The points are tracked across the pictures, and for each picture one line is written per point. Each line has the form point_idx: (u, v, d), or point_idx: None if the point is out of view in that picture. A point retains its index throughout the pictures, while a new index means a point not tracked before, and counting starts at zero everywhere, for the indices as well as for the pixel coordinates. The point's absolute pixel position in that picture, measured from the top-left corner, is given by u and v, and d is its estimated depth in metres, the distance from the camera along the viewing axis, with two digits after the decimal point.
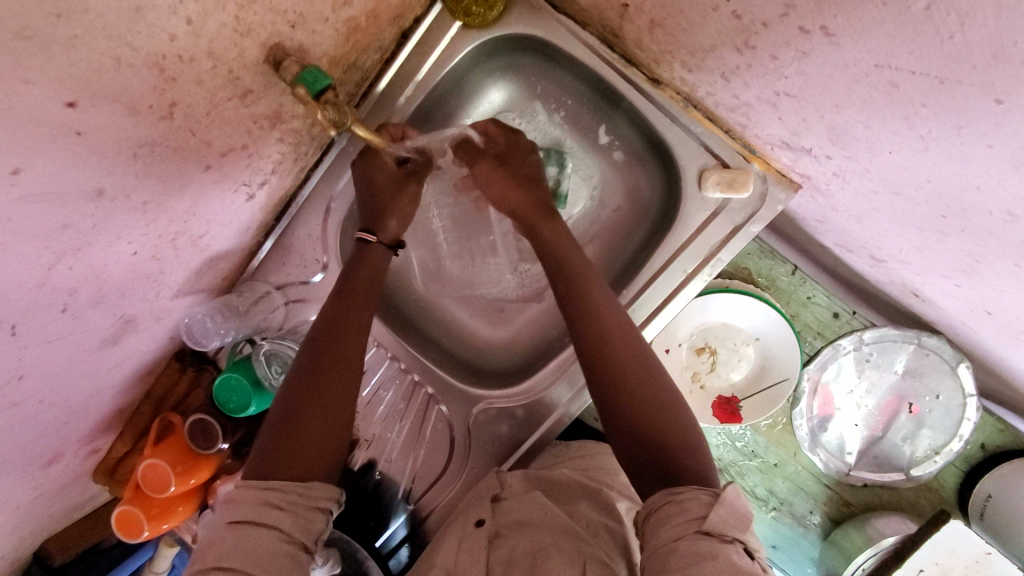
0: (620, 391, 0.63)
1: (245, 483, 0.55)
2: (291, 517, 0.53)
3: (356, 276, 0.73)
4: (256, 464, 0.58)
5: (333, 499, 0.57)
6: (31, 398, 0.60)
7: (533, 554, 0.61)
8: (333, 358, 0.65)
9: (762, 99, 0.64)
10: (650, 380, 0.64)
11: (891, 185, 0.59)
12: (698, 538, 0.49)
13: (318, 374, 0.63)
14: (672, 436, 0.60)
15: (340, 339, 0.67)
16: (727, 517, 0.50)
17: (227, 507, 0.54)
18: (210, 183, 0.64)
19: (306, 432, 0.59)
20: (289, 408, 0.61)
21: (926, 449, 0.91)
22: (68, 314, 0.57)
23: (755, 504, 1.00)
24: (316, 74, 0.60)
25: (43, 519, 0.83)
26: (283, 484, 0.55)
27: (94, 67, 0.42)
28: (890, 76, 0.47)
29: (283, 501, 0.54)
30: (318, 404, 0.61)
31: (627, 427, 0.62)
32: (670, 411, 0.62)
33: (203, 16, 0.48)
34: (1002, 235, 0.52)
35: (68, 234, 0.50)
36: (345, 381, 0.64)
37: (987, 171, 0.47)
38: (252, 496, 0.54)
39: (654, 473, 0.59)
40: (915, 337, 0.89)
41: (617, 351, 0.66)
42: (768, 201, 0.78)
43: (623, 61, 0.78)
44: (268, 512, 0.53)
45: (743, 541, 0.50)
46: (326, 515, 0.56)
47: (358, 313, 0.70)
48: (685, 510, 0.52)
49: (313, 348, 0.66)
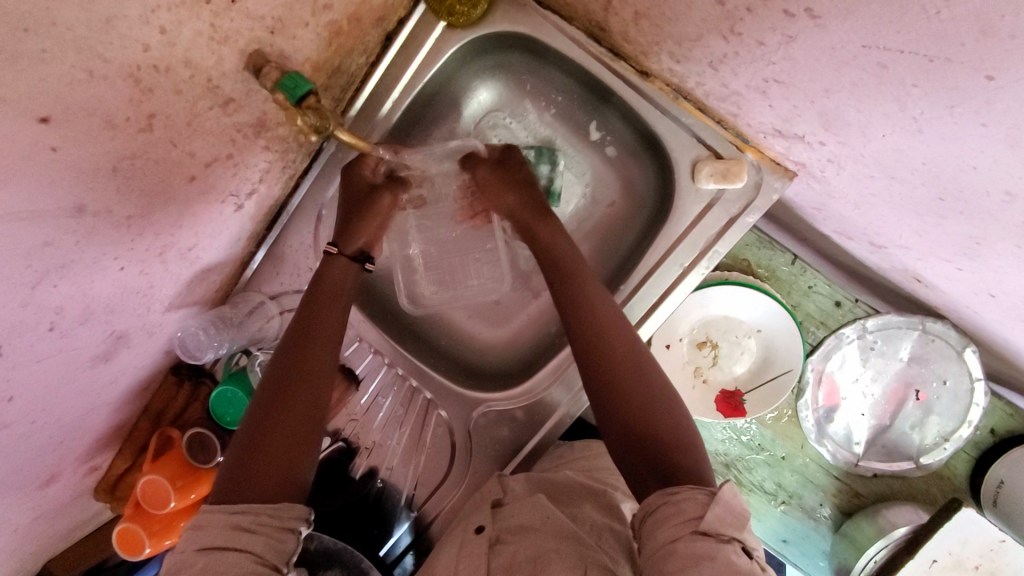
0: (613, 386, 0.63)
1: (214, 507, 0.54)
2: (262, 538, 0.52)
3: (321, 285, 0.73)
4: (223, 485, 0.57)
5: (302, 519, 0.56)
6: (23, 418, 0.60)
7: (534, 560, 0.60)
8: (300, 374, 0.65)
9: (751, 87, 0.63)
10: (642, 376, 0.63)
11: (886, 170, 0.58)
12: (695, 539, 0.48)
13: (285, 390, 0.63)
14: (664, 430, 0.59)
15: (302, 356, 0.66)
16: (724, 515, 0.49)
17: (195, 533, 0.52)
18: (196, 195, 0.63)
19: (275, 451, 0.59)
20: (257, 428, 0.60)
21: (936, 436, 0.90)
22: (56, 332, 0.56)
23: (764, 498, 0.98)
24: (297, 80, 0.60)
25: (44, 538, 0.83)
26: (256, 506, 0.54)
27: (66, 79, 0.41)
28: (879, 57, 0.45)
29: (253, 523, 0.53)
30: (285, 421, 0.61)
31: (622, 425, 0.61)
32: (662, 408, 0.61)
33: (177, 25, 0.48)
34: (1002, 216, 0.50)
35: (50, 252, 0.49)
36: (313, 400, 0.64)
37: (982, 152, 0.46)
38: (223, 518, 0.52)
39: (648, 469, 0.57)
40: (919, 323, 0.88)
41: (611, 348, 0.65)
42: (764, 190, 0.76)
43: (610, 55, 0.78)
44: (237, 535, 0.51)
45: (741, 541, 0.48)
46: (296, 535, 0.55)
47: (329, 330, 0.70)
48: (682, 511, 0.51)
49: (282, 364, 0.66)
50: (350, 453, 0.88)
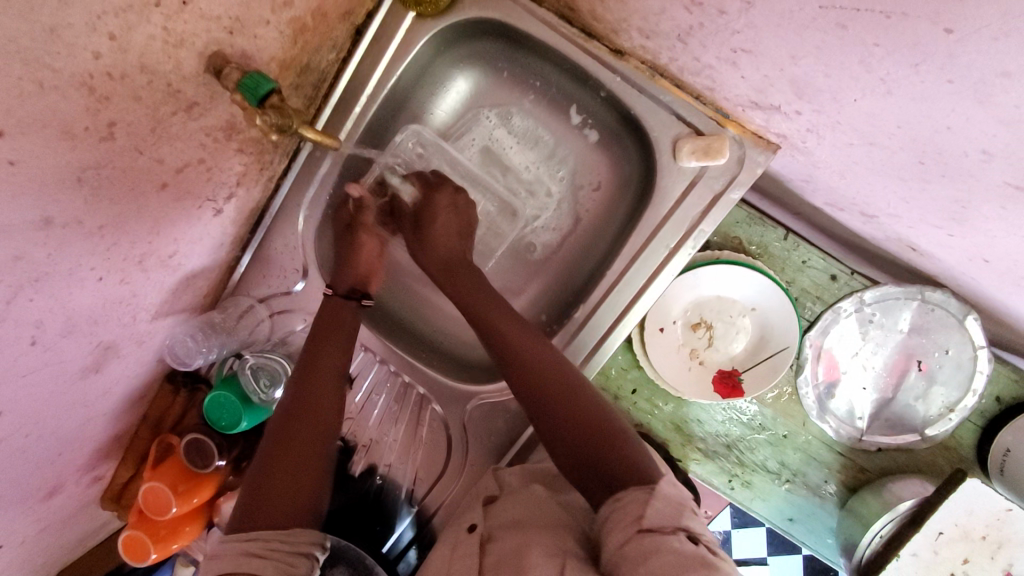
0: (541, 404, 0.66)
1: (231, 536, 0.55)
2: (272, 563, 0.52)
3: (319, 321, 0.76)
4: (238, 517, 0.58)
5: (317, 544, 0.57)
6: (14, 432, 0.60)
7: (516, 552, 0.57)
8: (307, 407, 0.67)
9: (722, 59, 0.61)
10: (566, 395, 0.66)
11: (865, 135, 0.56)
12: (641, 537, 0.49)
13: (291, 424, 0.65)
14: (594, 433, 0.62)
15: (309, 392, 0.68)
16: (662, 509, 0.51)
17: (211, 563, 0.53)
18: (169, 202, 0.63)
19: (284, 478, 0.60)
20: (269, 463, 0.62)
21: (940, 407, 0.88)
22: (38, 346, 0.56)
23: (768, 478, 0.95)
24: (258, 79, 0.59)
25: (54, 549, 0.84)
26: (266, 533, 0.55)
27: (15, 93, 0.41)
28: (838, 18, 0.44)
29: (263, 549, 0.53)
30: (292, 451, 0.63)
31: (560, 439, 0.64)
32: (586, 415, 0.64)
33: (127, 31, 0.48)
34: (983, 177, 0.49)
35: (21, 266, 0.49)
36: (317, 429, 0.66)
37: (954, 110, 0.44)
38: (234, 548, 0.53)
39: (588, 473, 0.61)
40: (917, 293, 0.87)
41: (530, 369, 0.68)
42: (747, 165, 0.75)
43: (582, 35, 0.76)
44: (248, 560, 0.52)
45: (686, 529, 0.50)
46: (310, 560, 0.55)
47: (330, 361, 0.72)
48: (626, 512, 0.53)
49: (290, 397, 0.68)
50: (348, 451, 0.88)
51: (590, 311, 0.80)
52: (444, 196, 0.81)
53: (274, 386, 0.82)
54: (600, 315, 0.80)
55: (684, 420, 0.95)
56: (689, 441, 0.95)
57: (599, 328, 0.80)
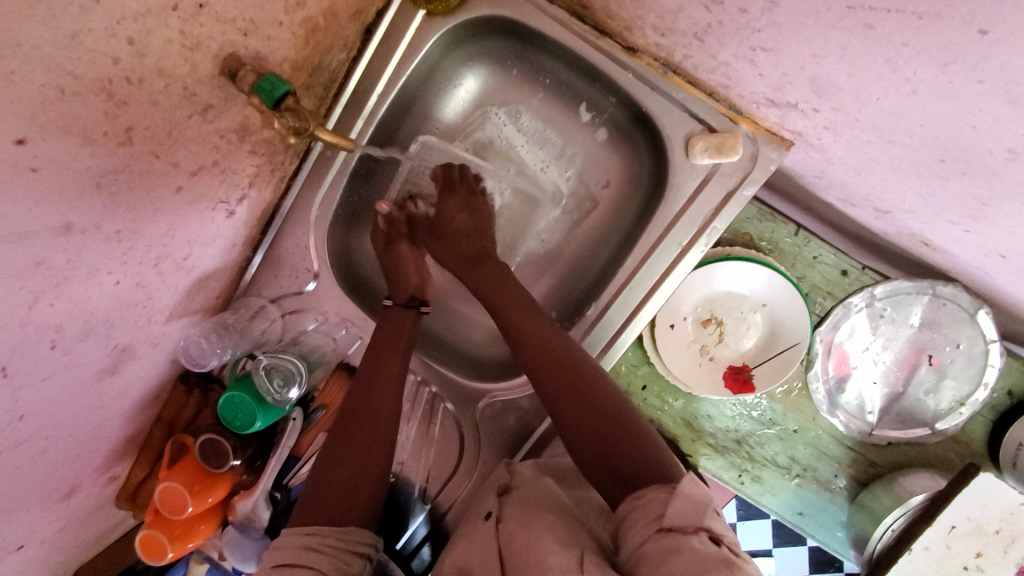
0: (559, 399, 0.67)
1: (291, 529, 0.57)
2: (328, 559, 0.54)
3: (385, 324, 0.78)
4: (300, 512, 0.59)
5: (368, 544, 0.58)
6: (36, 435, 0.61)
7: (526, 526, 0.57)
8: (370, 406, 0.68)
9: (739, 56, 0.61)
10: (588, 392, 0.66)
11: (884, 133, 0.56)
12: (660, 537, 0.49)
13: (354, 424, 0.66)
14: (613, 431, 0.62)
15: (372, 393, 0.69)
16: (683, 509, 0.50)
17: (271, 552, 0.55)
18: (184, 204, 0.63)
19: (344, 478, 0.62)
20: (329, 463, 0.63)
21: (951, 401, 0.88)
22: (58, 350, 0.56)
23: (778, 472, 0.95)
24: (274, 81, 0.59)
25: (71, 548, 0.85)
26: (323, 529, 0.56)
27: (38, 99, 0.41)
28: (865, 17, 0.44)
29: (321, 544, 0.55)
30: (354, 449, 0.64)
31: (579, 436, 0.64)
32: (609, 414, 0.64)
33: (145, 35, 0.48)
34: (1005, 175, 0.49)
35: (43, 271, 0.49)
36: (380, 428, 0.67)
37: (980, 109, 0.45)
38: (293, 540, 0.55)
39: (602, 466, 0.61)
40: (928, 287, 0.87)
41: (551, 364, 0.69)
42: (760, 162, 0.75)
43: (595, 33, 0.76)
44: (307, 554, 0.54)
45: (708, 530, 0.49)
46: (362, 559, 0.57)
47: (392, 368, 0.72)
48: (647, 512, 0.52)
49: (353, 400, 0.69)
50: None
51: (602, 308, 0.81)
52: (456, 199, 0.85)
53: (288, 386, 0.82)
54: (612, 313, 0.80)
55: (695, 416, 0.96)
56: (700, 436, 0.96)
57: (612, 325, 0.80)
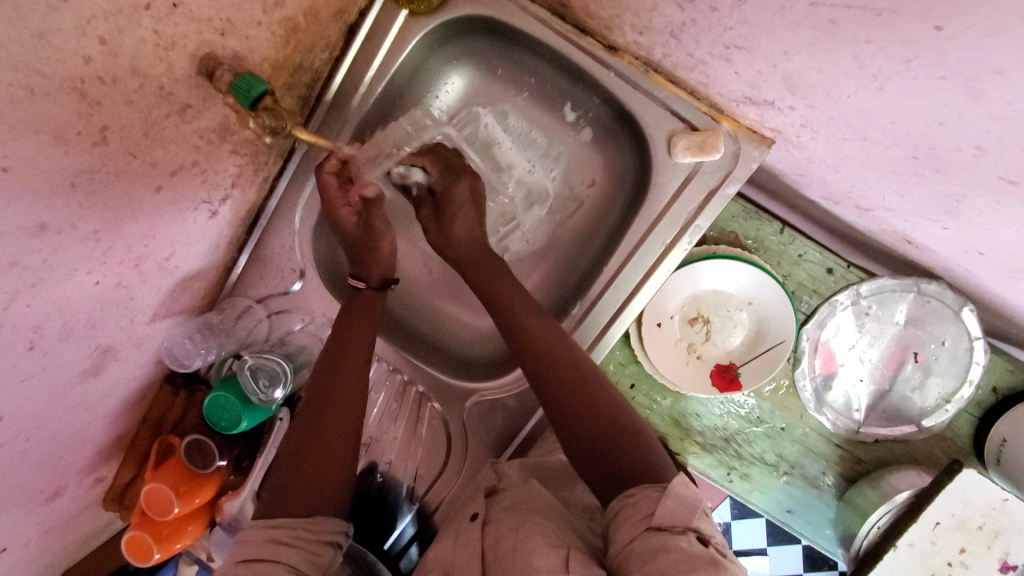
0: (561, 401, 0.66)
1: (255, 522, 0.56)
2: (297, 551, 0.54)
3: (352, 309, 0.78)
4: (269, 504, 0.59)
5: (336, 533, 0.59)
6: (16, 436, 0.61)
7: (514, 529, 0.57)
8: (337, 397, 0.68)
9: (715, 55, 0.62)
10: (591, 396, 0.65)
11: (858, 130, 0.56)
12: (649, 534, 0.49)
13: (325, 416, 0.66)
14: (615, 435, 0.62)
15: (339, 384, 0.69)
16: (675, 508, 0.50)
17: (236, 546, 0.54)
18: (165, 204, 0.63)
19: (313, 472, 0.61)
20: (296, 455, 0.63)
21: (936, 398, 0.89)
22: (36, 351, 0.56)
23: (766, 470, 0.95)
24: (251, 80, 0.59)
25: (58, 550, 0.85)
26: (291, 521, 0.56)
27: (6, 99, 0.41)
28: (831, 14, 0.44)
29: (290, 537, 0.55)
30: (324, 443, 0.64)
31: (579, 438, 0.63)
32: (610, 419, 0.63)
33: (118, 35, 0.48)
34: (974, 172, 0.50)
35: (17, 272, 0.49)
36: (349, 421, 0.66)
37: (945, 106, 0.45)
38: (261, 533, 0.54)
39: (601, 468, 0.61)
40: (913, 284, 0.87)
41: (555, 367, 0.68)
42: (742, 160, 0.75)
43: (575, 31, 0.76)
44: (273, 547, 0.53)
45: (697, 530, 0.49)
46: (331, 548, 0.57)
47: (358, 356, 0.72)
48: (637, 510, 0.52)
49: (320, 389, 0.68)
50: None
51: (588, 306, 0.80)
52: (462, 189, 0.82)
53: (273, 386, 0.81)
54: (596, 312, 0.80)
55: (683, 414, 0.96)
56: (688, 435, 0.96)
57: (598, 322, 0.80)
